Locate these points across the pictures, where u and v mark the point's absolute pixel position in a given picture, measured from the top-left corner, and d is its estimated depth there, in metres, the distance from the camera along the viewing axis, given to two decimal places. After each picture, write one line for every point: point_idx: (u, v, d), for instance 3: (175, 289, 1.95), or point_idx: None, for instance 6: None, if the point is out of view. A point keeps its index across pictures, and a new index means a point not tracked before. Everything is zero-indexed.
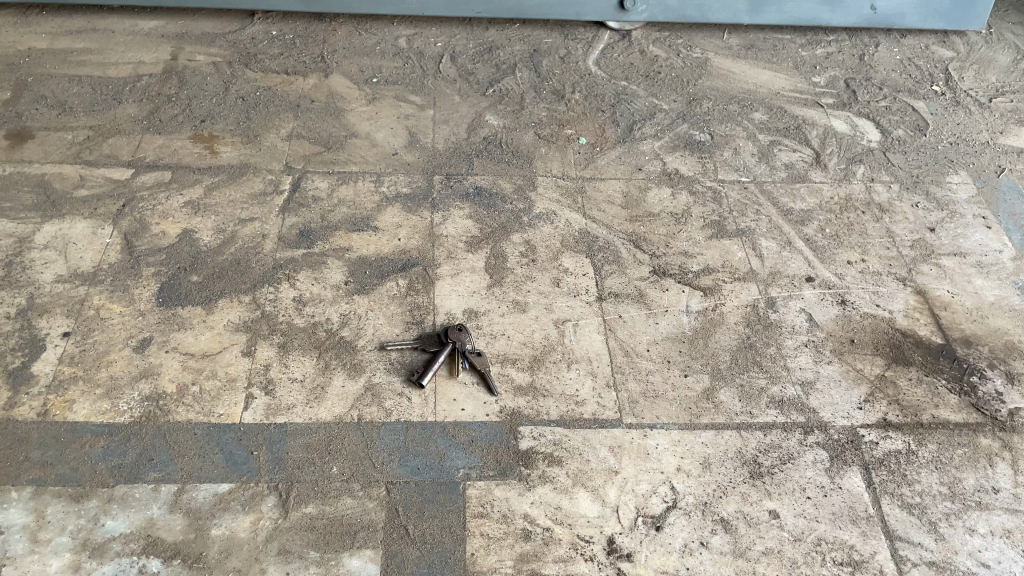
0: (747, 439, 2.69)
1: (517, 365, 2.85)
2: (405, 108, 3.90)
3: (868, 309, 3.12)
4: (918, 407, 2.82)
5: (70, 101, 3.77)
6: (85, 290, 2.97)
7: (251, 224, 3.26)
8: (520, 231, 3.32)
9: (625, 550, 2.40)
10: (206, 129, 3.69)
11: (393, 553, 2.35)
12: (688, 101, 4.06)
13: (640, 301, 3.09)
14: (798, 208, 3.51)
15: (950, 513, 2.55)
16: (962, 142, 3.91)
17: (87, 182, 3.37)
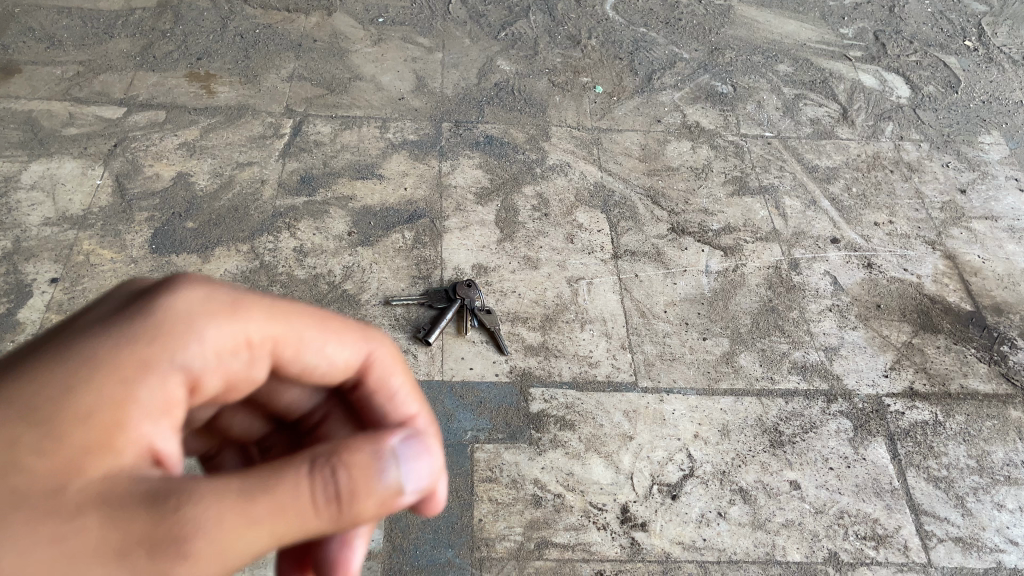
0: (768, 407, 2.57)
1: (528, 324, 2.72)
2: (412, 50, 3.71)
3: (895, 272, 2.98)
4: (946, 376, 2.70)
5: (59, 34, 3.57)
6: (73, 234, 2.81)
7: (249, 169, 3.10)
8: (533, 184, 3.16)
9: (639, 519, 2.30)
10: (203, 67, 3.50)
11: (397, 517, 2.24)
12: (710, 50, 3.87)
13: (658, 260, 2.95)
14: (823, 165, 3.35)
15: (978, 488, 2.45)
16: (994, 101, 3.73)
17: (75, 121, 3.19)
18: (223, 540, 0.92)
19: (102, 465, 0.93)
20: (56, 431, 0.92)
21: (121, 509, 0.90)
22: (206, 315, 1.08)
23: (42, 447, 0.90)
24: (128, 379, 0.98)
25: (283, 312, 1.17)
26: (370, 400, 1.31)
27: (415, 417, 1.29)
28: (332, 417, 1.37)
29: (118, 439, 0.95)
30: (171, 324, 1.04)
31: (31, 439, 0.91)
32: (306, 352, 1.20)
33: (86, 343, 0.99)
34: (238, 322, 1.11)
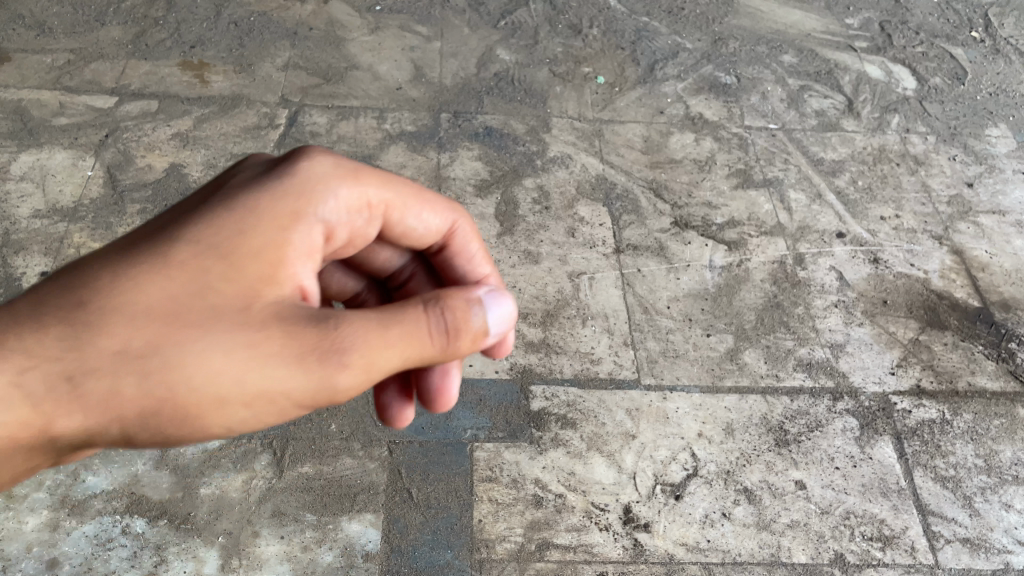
0: (773, 405, 2.53)
1: (529, 320, 2.66)
2: (410, 39, 3.64)
3: (902, 268, 2.93)
4: (953, 374, 2.65)
5: (49, 22, 3.49)
6: (64, 226, 2.75)
7: (244, 160, 3.03)
8: (533, 176, 3.10)
9: (642, 520, 2.25)
10: (196, 56, 3.42)
11: (396, 518, 2.20)
12: (713, 40, 3.80)
13: (660, 254, 2.90)
14: (828, 158, 3.30)
15: (986, 488, 2.41)
16: (1001, 93, 3.68)
17: (66, 110, 3.12)
18: (372, 349, 1.15)
19: (271, 290, 1.18)
20: (237, 262, 1.17)
21: (289, 323, 1.15)
22: (336, 178, 1.34)
23: (226, 278, 1.16)
24: (285, 225, 1.25)
25: (389, 182, 1.43)
26: (451, 263, 1.58)
27: (487, 277, 1.59)
28: (418, 274, 1.64)
29: (280, 272, 1.20)
30: (312, 184, 1.31)
31: (219, 270, 1.16)
32: (407, 217, 1.47)
33: (253, 195, 1.26)
34: (360, 186, 1.37)
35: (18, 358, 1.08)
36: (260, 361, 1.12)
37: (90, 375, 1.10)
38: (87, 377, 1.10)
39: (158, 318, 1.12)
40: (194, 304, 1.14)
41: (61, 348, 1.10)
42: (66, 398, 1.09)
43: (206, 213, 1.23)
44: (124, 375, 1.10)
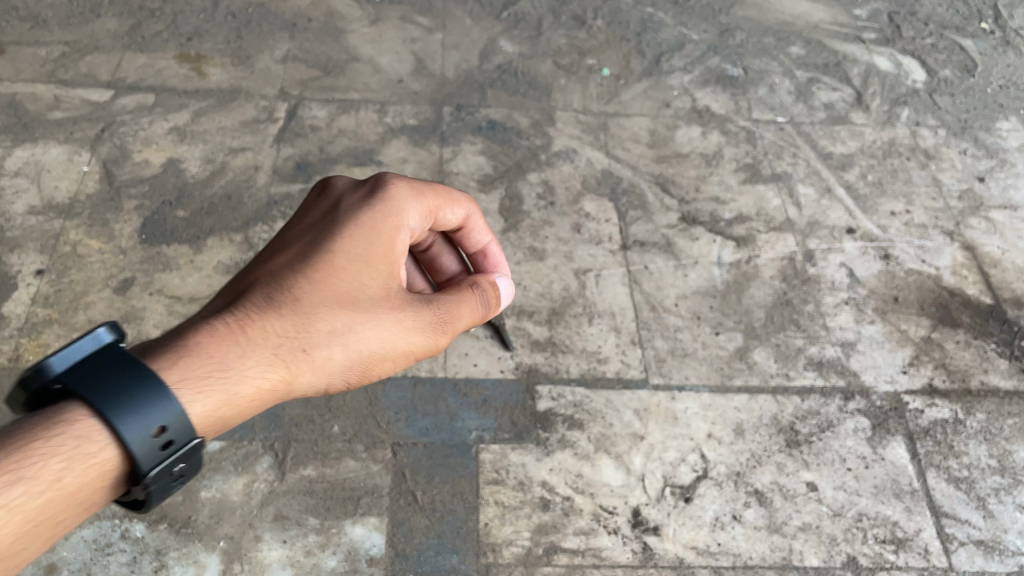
0: (783, 405, 2.48)
1: (534, 319, 2.61)
2: (412, 31, 3.58)
3: (913, 264, 2.88)
4: (966, 372, 2.61)
5: (43, 13, 3.42)
6: (59, 223, 2.70)
7: (243, 154, 2.98)
8: (538, 171, 3.05)
9: (651, 523, 2.21)
10: (194, 48, 3.36)
11: (400, 522, 2.15)
12: (720, 31, 3.74)
13: (668, 251, 2.84)
14: (838, 152, 3.25)
15: (1000, 489, 2.37)
16: (1012, 86, 3.62)
17: (61, 104, 3.06)
18: (459, 316, 1.70)
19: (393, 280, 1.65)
20: (371, 263, 1.62)
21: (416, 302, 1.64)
22: (410, 195, 1.74)
23: (370, 275, 1.61)
24: (391, 234, 1.67)
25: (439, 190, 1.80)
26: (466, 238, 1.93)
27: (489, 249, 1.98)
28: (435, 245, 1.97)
29: (396, 268, 1.66)
30: (397, 200, 1.71)
31: (364, 271, 1.61)
32: (449, 213, 1.82)
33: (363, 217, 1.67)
34: (424, 196, 1.75)
35: (259, 345, 1.45)
36: (408, 332, 1.61)
37: (309, 349, 1.50)
38: (309, 348, 1.50)
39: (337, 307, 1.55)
40: (364, 288, 1.59)
41: (286, 333, 1.49)
42: (300, 367, 1.49)
43: (343, 224, 1.65)
44: (333, 344, 1.53)
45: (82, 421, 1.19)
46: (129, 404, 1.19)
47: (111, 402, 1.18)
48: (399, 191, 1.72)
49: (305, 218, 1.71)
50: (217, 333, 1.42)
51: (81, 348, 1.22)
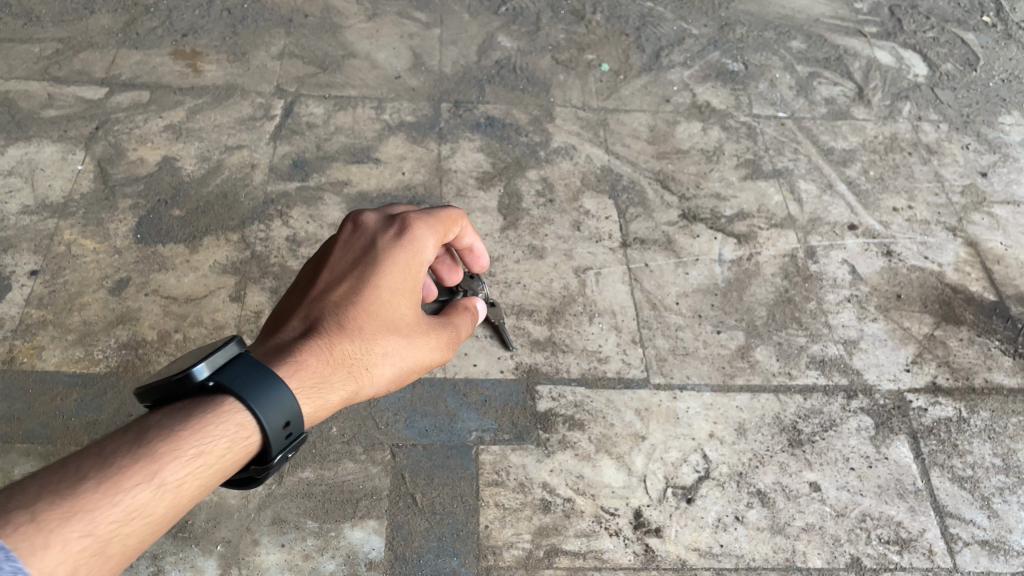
0: (785, 404, 2.46)
1: (534, 318, 2.59)
2: (409, 26, 3.55)
3: (915, 261, 2.86)
4: (969, 370, 2.59)
5: (36, 10, 3.39)
6: (53, 223, 2.67)
7: (239, 152, 2.95)
8: (537, 168, 3.02)
9: (653, 524, 2.19)
10: (189, 44, 3.32)
11: (399, 525, 2.13)
12: (720, 26, 3.71)
13: (668, 248, 2.82)
14: (839, 147, 3.22)
15: (1005, 488, 2.35)
16: (1014, 79, 3.59)
17: (55, 102, 3.03)
18: (462, 332, 1.83)
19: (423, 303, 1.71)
20: (409, 289, 1.68)
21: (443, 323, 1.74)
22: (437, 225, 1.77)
23: (406, 301, 1.66)
24: (423, 263, 1.72)
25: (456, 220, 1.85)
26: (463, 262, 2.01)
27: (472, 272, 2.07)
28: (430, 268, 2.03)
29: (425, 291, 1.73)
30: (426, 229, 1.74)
31: (401, 298, 1.66)
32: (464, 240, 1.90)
33: (397, 248, 1.70)
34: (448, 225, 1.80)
35: (332, 370, 1.47)
36: (439, 349, 1.72)
37: (368, 367, 1.55)
38: (367, 366, 1.55)
39: (385, 330, 1.61)
40: (403, 312, 1.65)
41: (348, 356, 1.52)
42: (364, 383, 1.54)
43: (378, 254, 1.68)
44: (386, 362, 1.59)
45: (228, 404, 1.26)
46: (266, 390, 1.28)
47: (251, 390, 1.27)
48: (423, 221, 1.74)
49: (331, 254, 1.72)
50: (291, 356, 1.45)
51: (222, 356, 1.29)
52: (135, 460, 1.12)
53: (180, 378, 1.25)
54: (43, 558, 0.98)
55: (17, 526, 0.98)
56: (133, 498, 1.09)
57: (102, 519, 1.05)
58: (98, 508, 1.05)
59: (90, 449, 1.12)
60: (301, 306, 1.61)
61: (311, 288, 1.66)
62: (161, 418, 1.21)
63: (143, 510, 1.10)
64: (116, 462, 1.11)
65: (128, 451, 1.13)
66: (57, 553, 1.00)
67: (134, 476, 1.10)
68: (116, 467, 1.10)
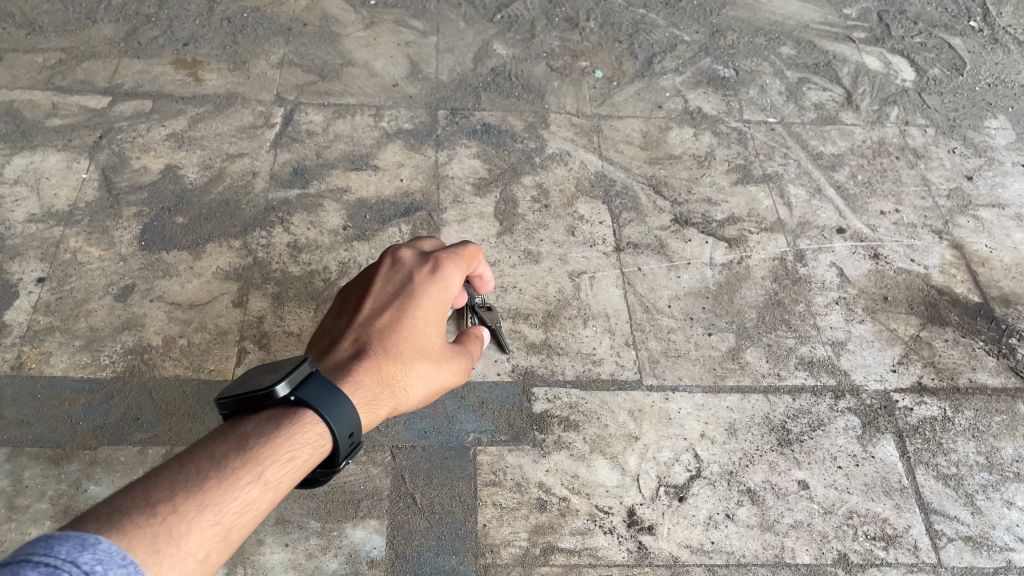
0: (775, 404, 2.53)
1: (530, 322, 2.65)
2: (406, 34, 3.61)
3: (902, 263, 2.93)
4: (954, 370, 2.66)
5: (39, 20, 3.44)
6: (59, 231, 2.72)
7: (240, 160, 3.01)
8: (532, 174, 3.08)
9: (646, 522, 2.26)
10: (190, 53, 3.39)
11: (400, 524, 2.19)
12: (711, 32, 3.78)
13: (661, 252, 2.89)
14: (828, 152, 3.28)
15: (988, 485, 2.42)
16: (1000, 84, 3.66)
17: (59, 111, 3.09)
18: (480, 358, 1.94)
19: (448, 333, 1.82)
20: (439, 320, 1.79)
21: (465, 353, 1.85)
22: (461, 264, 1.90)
23: (436, 331, 1.77)
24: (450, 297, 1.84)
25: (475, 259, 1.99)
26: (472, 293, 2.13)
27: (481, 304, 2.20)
28: None
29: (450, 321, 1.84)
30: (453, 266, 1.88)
31: (433, 328, 1.76)
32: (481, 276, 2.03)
33: (429, 283, 1.82)
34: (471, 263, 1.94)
35: (379, 388, 1.56)
36: (462, 376, 1.82)
37: (407, 388, 1.64)
38: (407, 387, 1.64)
39: (421, 355, 1.70)
40: (436, 340, 1.75)
41: (391, 377, 1.61)
42: (403, 402, 1.63)
43: (414, 288, 1.79)
44: (421, 384, 1.68)
45: (307, 415, 1.34)
46: (339, 403, 1.37)
47: (325, 404, 1.36)
48: (452, 259, 1.88)
49: (369, 286, 1.82)
50: (348, 375, 1.53)
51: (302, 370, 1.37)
52: (241, 460, 1.22)
53: (262, 392, 1.33)
54: (187, 545, 1.08)
55: (162, 516, 1.08)
56: (247, 493, 1.19)
57: (224, 511, 1.15)
58: (220, 502, 1.15)
59: (201, 452, 1.22)
60: (345, 331, 1.69)
61: (351, 316, 1.74)
62: (251, 428, 1.30)
63: (255, 505, 1.19)
64: (227, 463, 1.20)
65: (235, 455, 1.23)
66: (197, 541, 1.09)
67: (246, 475, 1.20)
68: (229, 468, 1.20)
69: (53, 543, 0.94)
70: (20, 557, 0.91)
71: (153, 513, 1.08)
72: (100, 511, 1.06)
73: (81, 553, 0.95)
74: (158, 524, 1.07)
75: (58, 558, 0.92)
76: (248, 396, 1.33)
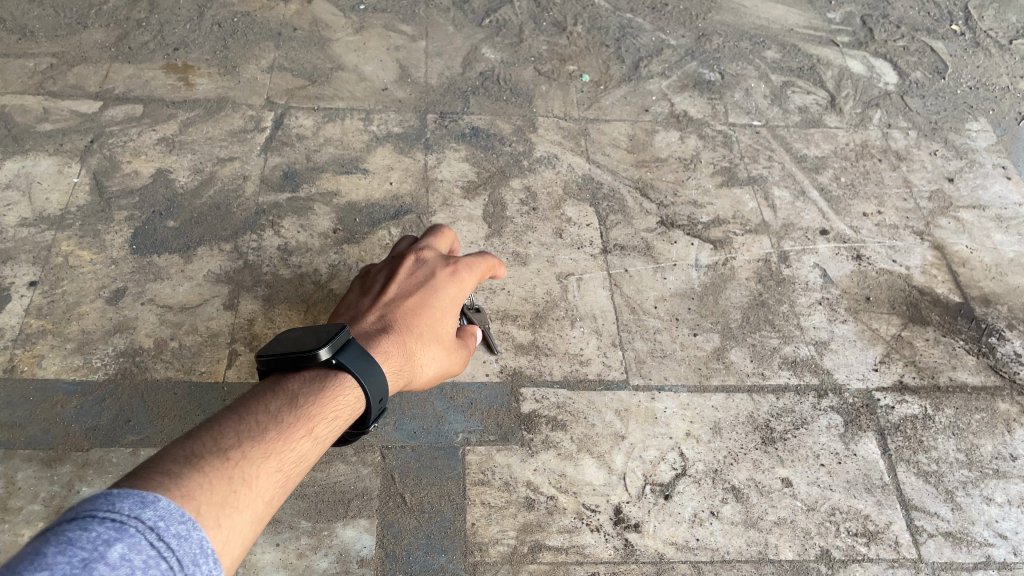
0: (759, 403, 2.57)
1: (518, 323, 2.69)
2: (395, 39, 3.64)
3: (884, 264, 2.97)
4: (935, 369, 2.71)
5: (30, 25, 3.46)
6: (51, 235, 2.75)
7: (230, 164, 3.03)
8: (520, 177, 3.12)
9: (632, 520, 2.30)
10: (180, 58, 3.41)
11: (389, 523, 2.22)
12: (697, 36, 3.82)
13: (647, 254, 2.93)
14: (812, 155, 3.33)
15: (968, 482, 2.46)
16: (981, 87, 3.72)
17: (50, 116, 3.11)
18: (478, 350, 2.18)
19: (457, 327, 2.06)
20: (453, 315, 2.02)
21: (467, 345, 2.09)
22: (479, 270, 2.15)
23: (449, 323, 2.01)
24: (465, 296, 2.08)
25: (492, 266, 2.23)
26: None
27: None
28: None
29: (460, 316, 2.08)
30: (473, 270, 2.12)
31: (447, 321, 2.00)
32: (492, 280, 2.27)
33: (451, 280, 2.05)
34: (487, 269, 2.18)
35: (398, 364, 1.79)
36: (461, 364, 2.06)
37: (417, 369, 1.87)
38: (418, 367, 1.87)
39: (433, 343, 1.94)
40: (449, 330, 1.99)
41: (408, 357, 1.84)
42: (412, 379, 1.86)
43: (437, 281, 2.02)
44: (429, 367, 1.92)
45: (346, 379, 1.58)
46: (374, 372, 1.62)
47: (360, 371, 1.59)
48: (472, 262, 2.12)
49: (395, 271, 2.04)
50: (377, 348, 1.75)
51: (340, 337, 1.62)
52: (294, 416, 1.42)
53: (307, 353, 1.56)
54: (256, 486, 1.26)
55: (235, 459, 1.26)
56: (300, 445, 1.38)
57: (284, 459, 1.34)
58: (280, 451, 1.34)
59: (259, 406, 1.42)
60: (370, 309, 1.91)
61: (376, 296, 1.96)
62: (298, 387, 1.52)
63: (305, 457, 1.39)
64: (283, 417, 1.41)
65: (288, 410, 1.43)
66: (264, 482, 1.28)
67: (299, 429, 1.40)
68: (285, 422, 1.39)
69: (114, 500, 1.02)
70: (86, 512, 0.98)
71: (226, 456, 1.25)
72: (181, 452, 1.22)
73: (144, 509, 1.03)
74: (233, 465, 1.25)
75: (123, 514, 1.00)
76: (294, 355, 1.56)
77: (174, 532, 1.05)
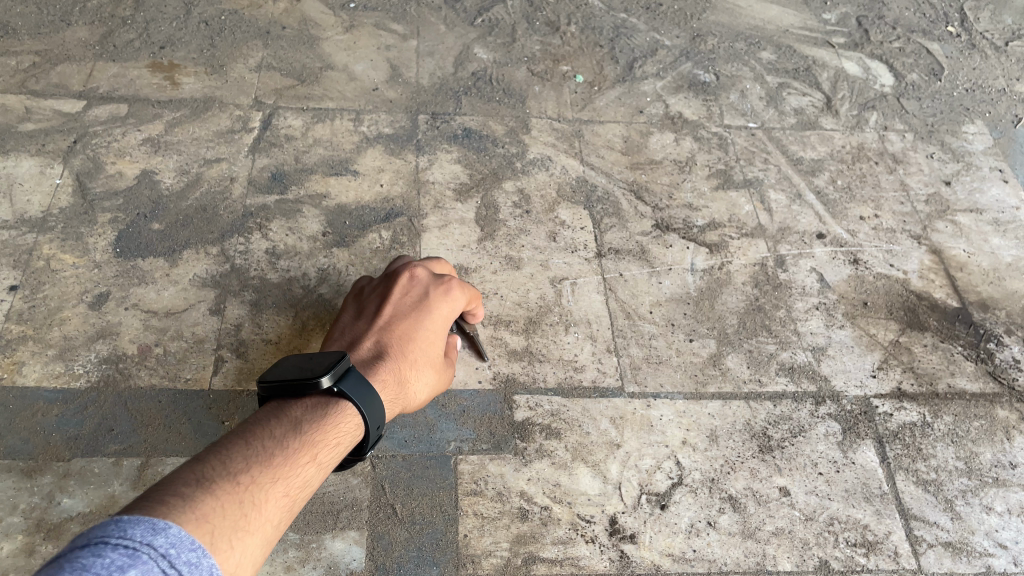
0: (756, 411, 2.53)
1: (511, 328, 2.64)
2: (386, 38, 3.58)
3: (881, 268, 2.94)
4: (933, 375, 2.67)
5: (12, 22, 3.39)
6: (33, 238, 2.68)
7: (217, 165, 2.97)
8: (513, 179, 3.07)
9: (628, 531, 2.25)
10: (166, 57, 3.34)
11: (380, 535, 2.17)
12: (692, 37, 3.78)
13: (642, 258, 2.88)
14: (808, 157, 3.29)
15: (968, 490, 2.43)
16: (977, 89, 3.70)
17: (32, 116, 3.03)
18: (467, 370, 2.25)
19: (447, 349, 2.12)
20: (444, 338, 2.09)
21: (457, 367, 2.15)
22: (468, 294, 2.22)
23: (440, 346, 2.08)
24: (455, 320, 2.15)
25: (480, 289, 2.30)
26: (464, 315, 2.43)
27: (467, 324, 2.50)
28: None
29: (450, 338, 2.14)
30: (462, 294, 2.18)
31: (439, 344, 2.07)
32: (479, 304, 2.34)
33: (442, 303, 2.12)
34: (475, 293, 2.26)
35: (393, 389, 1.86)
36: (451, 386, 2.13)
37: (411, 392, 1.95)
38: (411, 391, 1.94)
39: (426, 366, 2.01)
40: (440, 353, 2.06)
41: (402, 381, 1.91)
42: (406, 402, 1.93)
43: (430, 305, 2.09)
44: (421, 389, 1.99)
45: (347, 405, 1.63)
46: (373, 398, 1.68)
47: (361, 397, 1.65)
48: (462, 286, 2.19)
49: (388, 294, 2.10)
50: (374, 375, 1.83)
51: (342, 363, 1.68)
52: (300, 442, 1.48)
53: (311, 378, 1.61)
54: (264, 511, 1.32)
55: (245, 484, 1.32)
56: (304, 471, 1.45)
57: (291, 484, 1.41)
58: (286, 476, 1.40)
59: (265, 432, 1.48)
60: (365, 333, 1.98)
61: (372, 319, 2.03)
62: (301, 413, 1.57)
63: (309, 483, 1.46)
64: (289, 443, 1.47)
65: (293, 436, 1.50)
66: (271, 507, 1.34)
67: (304, 455, 1.46)
68: (290, 448, 1.45)
69: (126, 526, 1.07)
70: (98, 538, 1.03)
71: (236, 481, 1.32)
72: (192, 476, 1.28)
73: (155, 536, 1.08)
74: (242, 490, 1.31)
75: (136, 541, 1.05)
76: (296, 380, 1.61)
77: (184, 559, 1.09)
